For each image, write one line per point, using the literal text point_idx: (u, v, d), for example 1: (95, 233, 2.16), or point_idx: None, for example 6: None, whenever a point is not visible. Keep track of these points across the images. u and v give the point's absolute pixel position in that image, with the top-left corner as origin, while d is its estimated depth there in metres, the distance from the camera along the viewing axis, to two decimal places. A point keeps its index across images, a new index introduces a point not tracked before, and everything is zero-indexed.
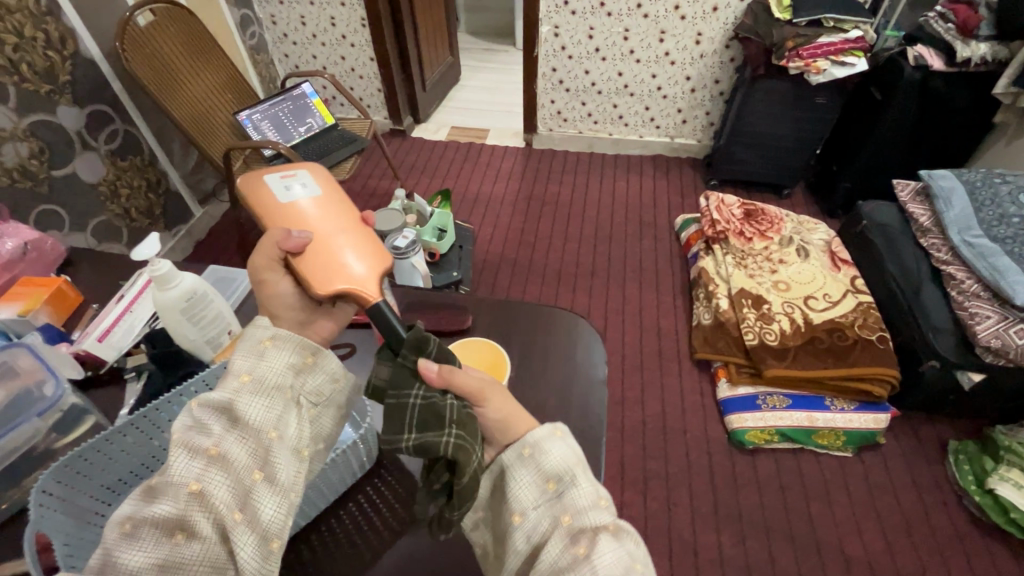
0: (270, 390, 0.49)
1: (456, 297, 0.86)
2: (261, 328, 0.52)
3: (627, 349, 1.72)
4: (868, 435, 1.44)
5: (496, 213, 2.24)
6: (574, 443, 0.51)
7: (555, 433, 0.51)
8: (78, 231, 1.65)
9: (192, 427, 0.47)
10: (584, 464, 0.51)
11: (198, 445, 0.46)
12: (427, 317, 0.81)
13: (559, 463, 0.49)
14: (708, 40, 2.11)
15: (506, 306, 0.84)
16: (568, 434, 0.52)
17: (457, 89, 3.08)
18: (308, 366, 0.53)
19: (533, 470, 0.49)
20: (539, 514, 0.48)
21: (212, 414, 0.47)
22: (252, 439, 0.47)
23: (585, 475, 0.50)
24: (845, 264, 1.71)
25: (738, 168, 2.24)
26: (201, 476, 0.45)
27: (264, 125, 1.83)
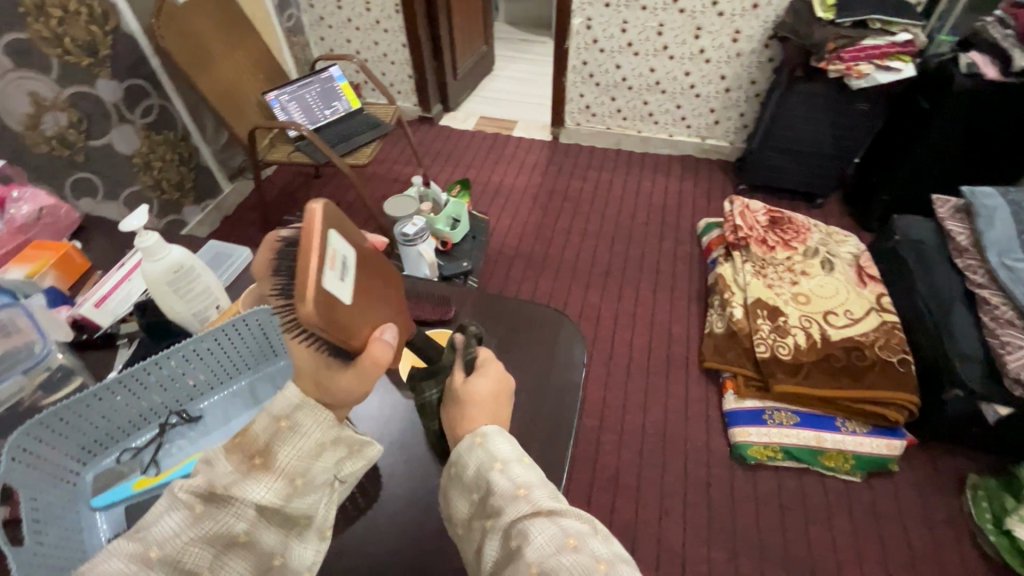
0: (313, 488, 0.50)
1: (444, 287, 0.86)
2: (322, 429, 0.48)
3: (635, 352, 1.69)
4: (879, 461, 1.37)
5: (515, 206, 2.22)
6: (491, 443, 0.51)
7: (472, 443, 0.52)
8: (111, 199, 1.73)
9: (218, 509, 0.45)
10: (505, 462, 0.51)
11: (224, 531, 0.45)
12: (412, 305, 0.81)
13: (476, 471, 0.51)
14: (746, 38, 2.03)
15: (493, 300, 0.83)
16: (488, 435, 0.52)
17: (489, 79, 3.06)
18: (349, 454, 0.54)
19: (459, 486, 0.52)
20: (477, 525, 0.50)
21: (243, 506, 0.45)
22: (281, 528, 0.49)
23: (500, 469, 0.50)
24: (872, 280, 1.63)
25: (769, 173, 2.16)
26: (213, 561, 0.45)
27: (291, 106, 1.86)
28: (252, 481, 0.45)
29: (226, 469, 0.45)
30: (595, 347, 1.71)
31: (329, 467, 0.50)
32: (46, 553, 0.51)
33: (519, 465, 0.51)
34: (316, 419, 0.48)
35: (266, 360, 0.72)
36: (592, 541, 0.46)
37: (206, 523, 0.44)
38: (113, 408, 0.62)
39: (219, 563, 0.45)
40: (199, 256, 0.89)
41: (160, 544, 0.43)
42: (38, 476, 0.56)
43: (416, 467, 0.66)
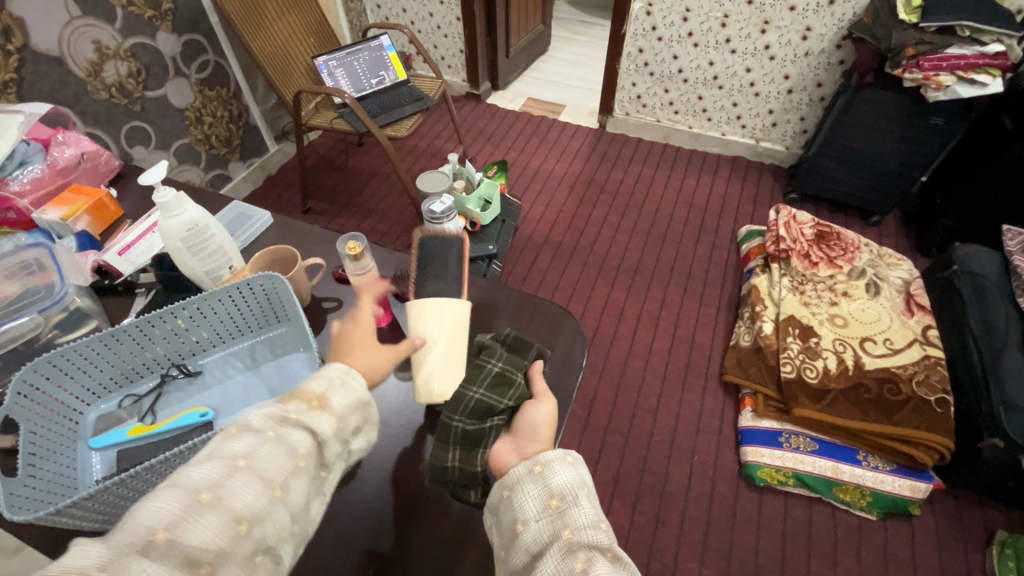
0: (347, 434, 0.54)
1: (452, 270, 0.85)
2: (358, 384, 0.55)
3: (653, 355, 1.65)
4: (899, 501, 1.30)
5: (551, 192, 2.19)
6: (582, 470, 0.55)
7: (565, 458, 0.54)
8: (162, 149, 1.79)
9: (279, 430, 0.50)
10: (589, 491, 0.53)
11: (292, 453, 0.49)
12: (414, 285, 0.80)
13: (565, 483, 0.52)
14: (817, 36, 1.90)
15: (500, 291, 0.82)
16: (577, 462, 0.55)
17: (543, 60, 3.00)
18: (362, 429, 0.56)
19: (540, 486, 0.52)
20: (544, 527, 0.50)
21: (298, 431, 0.50)
22: (316, 469, 0.51)
23: (585, 494, 0.53)
24: (920, 310, 1.53)
25: (824, 184, 2.03)
26: (284, 482, 0.48)
27: (338, 73, 1.88)
28: (311, 413, 0.52)
29: (289, 407, 0.52)
30: (613, 345, 1.67)
31: (362, 424, 0.55)
32: (34, 488, 0.55)
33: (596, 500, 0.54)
34: (362, 379, 0.56)
35: (265, 324, 0.73)
36: None
37: (275, 447, 0.48)
38: (117, 355, 0.65)
39: (289, 484, 0.48)
40: (222, 216, 0.91)
41: (243, 457, 0.47)
42: (41, 413, 0.60)
43: (398, 449, 0.67)
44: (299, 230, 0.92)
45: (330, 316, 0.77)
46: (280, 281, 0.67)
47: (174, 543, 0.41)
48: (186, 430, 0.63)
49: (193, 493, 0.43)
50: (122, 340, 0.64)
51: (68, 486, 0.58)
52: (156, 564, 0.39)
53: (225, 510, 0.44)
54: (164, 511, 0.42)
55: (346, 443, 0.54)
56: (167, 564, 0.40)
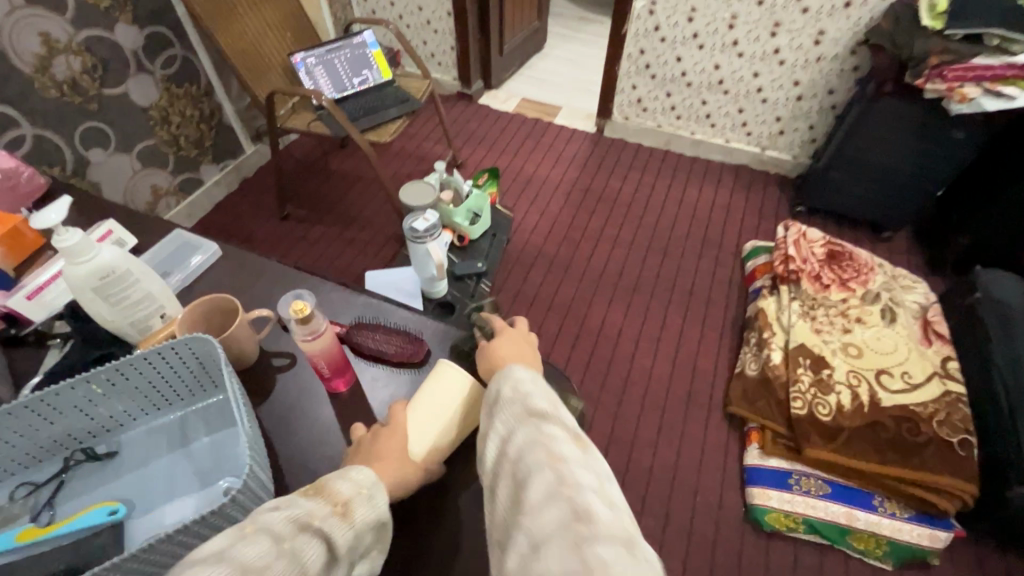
0: (356, 545, 0.46)
1: (425, 316, 0.72)
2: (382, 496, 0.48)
3: (653, 382, 1.54)
4: (918, 552, 1.20)
5: (546, 201, 2.06)
6: (517, 376, 0.55)
7: (501, 376, 0.56)
8: (123, 152, 1.65)
9: (296, 533, 0.42)
10: (526, 387, 0.54)
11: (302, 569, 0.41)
12: (382, 335, 0.68)
13: (492, 390, 0.55)
14: (831, 41, 1.79)
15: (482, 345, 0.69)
16: (512, 370, 0.56)
17: (538, 58, 2.86)
18: (375, 537, 0.48)
19: (485, 404, 0.55)
20: (482, 433, 0.53)
21: (315, 540, 0.42)
22: None
23: (511, 385, 0.54)
24: (939, 339, 1.43)
25: (833, 196, 1.93)
26: None
27: (318, 71, 1.74)
28: (334, 520, 0.44)
29: (313, 504, 0.44)
30: (610, 371, 1.56)
31: (371, 545, 0.48)
32: None
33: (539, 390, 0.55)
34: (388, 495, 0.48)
35: (199, 391, 0.60)
36: (576, 466, 0.47)
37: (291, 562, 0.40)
38: (5, 439, 0.52)
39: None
40: (162, 248, 0.78)
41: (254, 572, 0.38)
42: None
43: None
44: (252, 263, 0.79)
45: (280, 379, 0.65)
46: (213, 345, 0.55)
47: None
48: (86, 537, 0.50)
49: None
50: (8, 421, 0.51)
51: None
52: None
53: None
54: None
55: (353, 560, 0.46)
56: None
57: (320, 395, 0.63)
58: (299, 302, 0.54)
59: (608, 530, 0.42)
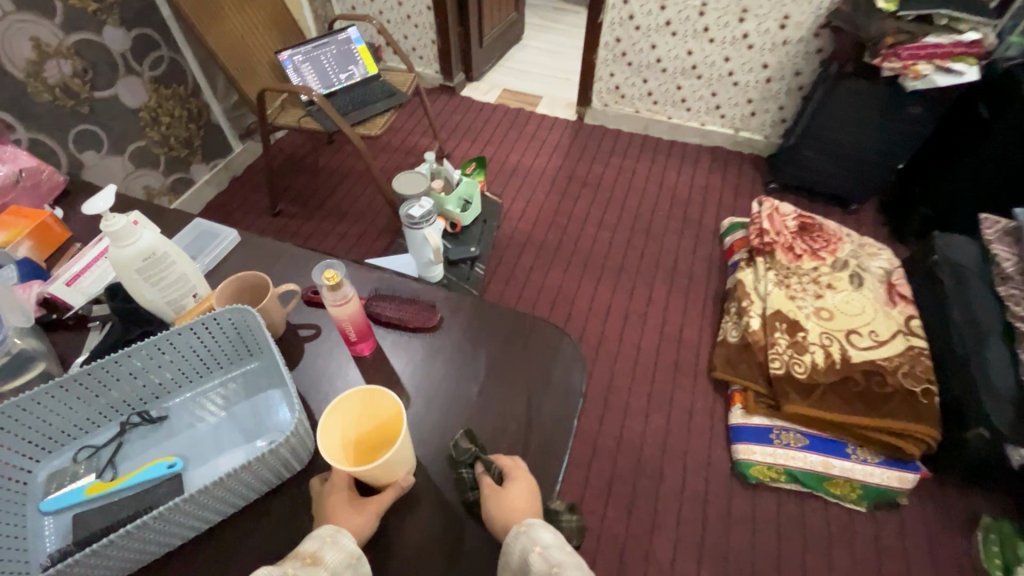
0: None
1: (435, 287, 0.78)
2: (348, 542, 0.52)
3: (641, 353, 1.63)
4: (888, 492, 1.31)
5: (532, 188, 2.14)
6: (536, 534, 0.53)
7: (519, 533, 0.53)
8: (115, 154, 1.68)
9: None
10: (546, 547, 0.52)
11: None
12: (394, 305, 0.75)
13: (519, 555, 0.51)
14: (795, 25, 1.88)
15: (487, 310, 0.76)
16: (530, 528, 0.53)
17: (517, 49, 2.92)
18: None
19: (508, 572, 0.52)
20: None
21: None
22: None
23: (538, 551, 0.51)
24: (902, 300, 1.54)
25: (804, 173, 2.03)
26: None
27: (305, 68, 1.78)
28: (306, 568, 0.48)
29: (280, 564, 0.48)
30: (600, 346, 1.65)
31: None
32: None
33: (561, 551, 0.52)
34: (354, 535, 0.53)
35: (238, 359, 0.66)
36: None
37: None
38: (69, 405, 0.58)
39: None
40: (184, 236, 0.84)
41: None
42: None
43: None
44: (269, 248, 0.85)
45: (307, 346, 0.71)
46: (250, 314, 0.61)
47: None
48: (149, 486, 0.56)
49: None
50: (72, 387, 0.57)
51: (19, 561, 0.52)
52: None
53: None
54: None
55: None
56: None
57: (345, 357, 0.70)
58: (331, 272, 0.61)
59: None
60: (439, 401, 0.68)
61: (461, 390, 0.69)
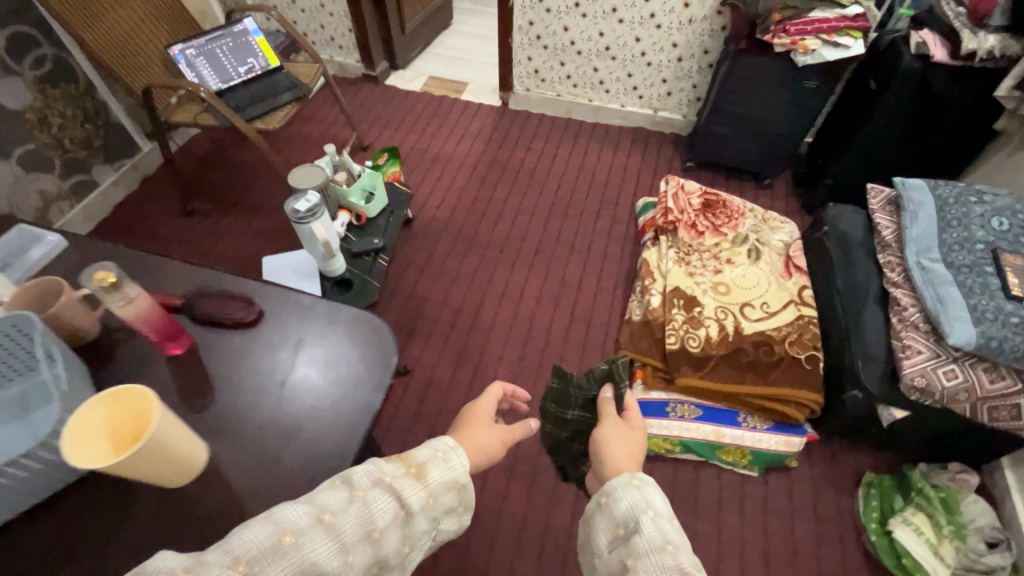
0: (427, 500, 0.62)
1: (259, 283, 0.78)
2: (460, 462, 0.66)
3: (552, 335, 1.65)
4: (776, 457, 1.37)
5: (452, 176, 2.13)
6: (646, 496, 0.72)
7: (629, 485, 0.74)
8: (0, 158, 1.61)
9: (370, 489, 0.59)
10: (653, 512, 0.70)
11: (374, 516, 0.58)
12: (209, 303, 0.74)
13: (628, 506, 0.71)
14: (698, 3, 1.90)
15: (306, 305, 0.76)
16: (644, 488, 0.73)
17: (444, 35, 2.88)
18: (455, 503, 0.65)
19: (610, 517, 0.73)
20: (614, 546, 0.70)
21: (383, 495, 0.59)
22: (399, 538, 0.60)
23: (650, 516, 0.70)
24: (798, 271, 1.58)
25: (717, 150, 2.06)
26: (358, 543, 0.56)
27: (199, 62, 1.73)
28: (407, 480, 0.62)
29: (388, 468, 0.62)
30: (512, 331, 1.66)
31: (454, 501, 0.65)
32: None
33: (667, 520, 0.69)
34: (463, 458, 0.67)
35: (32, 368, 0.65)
36: None
37: (362, 507, 0.57)
38: None
39: (357, 552, 0.56)
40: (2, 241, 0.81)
41: (331, 511, 0.56)
42: None
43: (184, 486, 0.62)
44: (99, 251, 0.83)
45: (119, 348, 0.71)
46: (32, 322, 0.60)
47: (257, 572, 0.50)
48: None
49: (280, 536, 0.52)
50: None
51: None
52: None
53: (298, 559, 0.52)
54: (257, 541, 0.51)
55: (434, 517, 0.63)
56: None
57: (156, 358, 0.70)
58: (105, 272, 0.63)
59: None
60: (249, 392, 0.68)
61: (268, 384, 0.69)
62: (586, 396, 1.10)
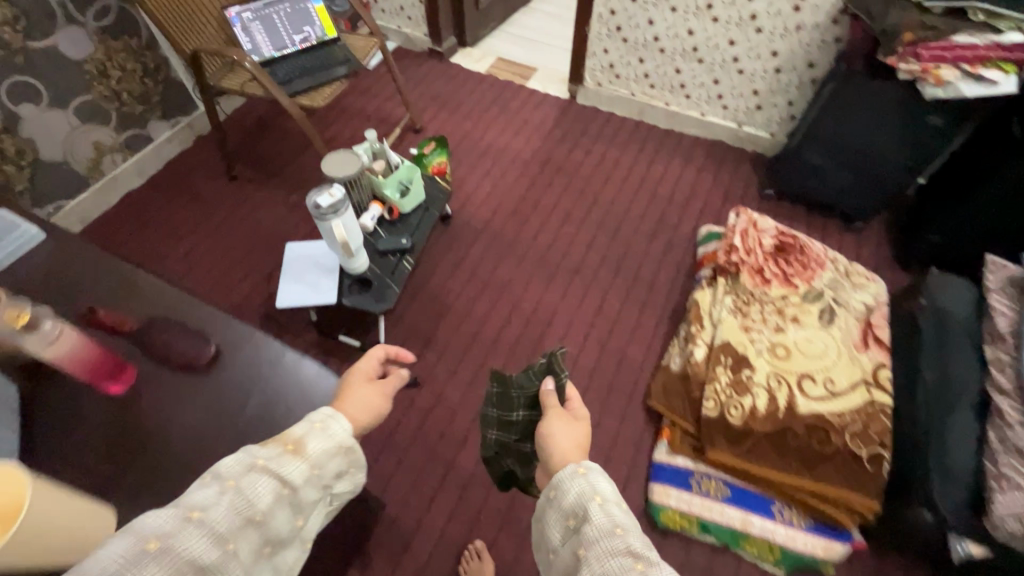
0: (312, 475, 0.71)
1: (213, 318, 0.91)
2: (342, 431, 0.76)
3: (577, 368, 1.51)
4: (812, 562, 1.17)
5: (501, 172, 1.98)
6: (589, 481, 0.74)
7: (576, 472, 0.76)
8: (58, 107, 1.63)
9: (240, 477, 0.64)
10: (600, 498, 0.72)
11: (249, 506, 0.63)
12: (163, 342, 0.86)
13: (575, 496, 0.74)
14: (811, 8, 1.62)
15: (245, 345, 0.89)
16: (588, 472, 0.76)
17: (521, 13, 2.69)
18: (345, 472, 0.77)
19: (559, 511, 0.75)
20: (567, 540, 0.72)
21: (259, 477, 0.66)
22: (288, 514, 0.67)
23: (599, 503, 0.72)
24: (878, 345, 1.35)
25: (805, 181, 1.79)
26: (238, 531, 0.62)
27: (255, 28, 1.66)
28: (285, 458, 0.69)
29: (263, 451, 0.68)
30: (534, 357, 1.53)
31: (339, 468, 0.75)
32: None
33: (613, 505, 0.72)
34: (343, 425, 0.76)
35: None
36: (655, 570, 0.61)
37: (236, 496, 0.63)
38: None
39: (242, 535, 0.62)
40: None
41: (199, 508, 0.60)
42: None
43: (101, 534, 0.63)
44: None
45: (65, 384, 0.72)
46: None
47: None
48: None
49: (145, 542, 0.55)
50: None
51: None
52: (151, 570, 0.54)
53: (171, 558, 0.55)
54: (119, 557, 0.53)
55: (324, 486, 0.73)
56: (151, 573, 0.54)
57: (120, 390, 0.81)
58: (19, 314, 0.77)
59: None
60: (211, 424, 0.81)
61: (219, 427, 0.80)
62: (527, 395, 1.09)
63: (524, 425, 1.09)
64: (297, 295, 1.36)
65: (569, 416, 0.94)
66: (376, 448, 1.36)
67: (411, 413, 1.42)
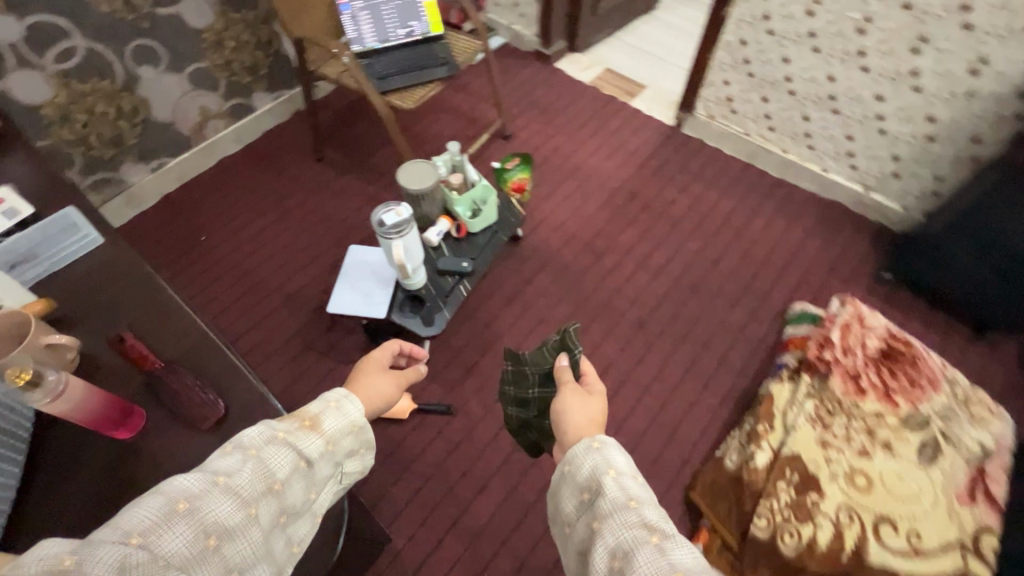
0: (330, 444, 0.69)
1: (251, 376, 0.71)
2: (355, 410, 0.73)
3: (620, 434, 1.39)
4: None
5: (583, 197, 1.86)
6: (605, 455, 0.76)
7: (590, 446, 0.78)
8: (173, 72, 1.70)
9: (263, 444, 0.63)
10: (614, 471, 0.75)
11: (269, 474, 0.61)
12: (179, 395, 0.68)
13: (590, 469, 0.75)
14: (993, 75, 1.34)
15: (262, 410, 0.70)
16: (603, 447, 0.78)
17: (641, 21, 2.49)
18: (357, 452, 0.74)
19: (574, 485, 0.77)
20: (581, 514, 0.74)
21: (279, 446, 0.64)
22: (303, 486, 0.65)
23: (613, 475, 0.74)
24: (988, 500, 1.11)
25: (933, 274, 1.53)
26: (259, 498, 0.60)
27: (362, 17, 1.60)
28: (303, 430, 0.67)
29: (283, 424, 0.66)
30: None
31: (353, 447, 0.73)
32: None
33: (627, 479, 0.74)
34: (356, 404, 0.74)
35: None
36: (669, 543, 0.65)
37: (257, 463, 0.61)
38: None
39: (263, 501, 0.60)
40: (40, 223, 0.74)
41: (225, 474, 0.59)
42: None
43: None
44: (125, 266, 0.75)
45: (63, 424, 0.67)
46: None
47: (148, 545, 0.52)
48: None
49: (173, 502, 0.54)
50: None
51: None
52: (172, 531, 0.53)
53: (198, 520, 0.55)
54: (147, 515, 0.53)
55: (338, 462, 0.71)
56: (179, 531, 0.53)
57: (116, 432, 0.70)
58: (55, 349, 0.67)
59: (683, 562, 0.62)
60: None
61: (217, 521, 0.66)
62: (541, 371, 1.10)
63: (541, 399, 1.10)
64: (349, 304, 1.34)
65: (585, 390, 0.93)
66: (397, 472, 1.32)
67: (438, 442, 1.37)
